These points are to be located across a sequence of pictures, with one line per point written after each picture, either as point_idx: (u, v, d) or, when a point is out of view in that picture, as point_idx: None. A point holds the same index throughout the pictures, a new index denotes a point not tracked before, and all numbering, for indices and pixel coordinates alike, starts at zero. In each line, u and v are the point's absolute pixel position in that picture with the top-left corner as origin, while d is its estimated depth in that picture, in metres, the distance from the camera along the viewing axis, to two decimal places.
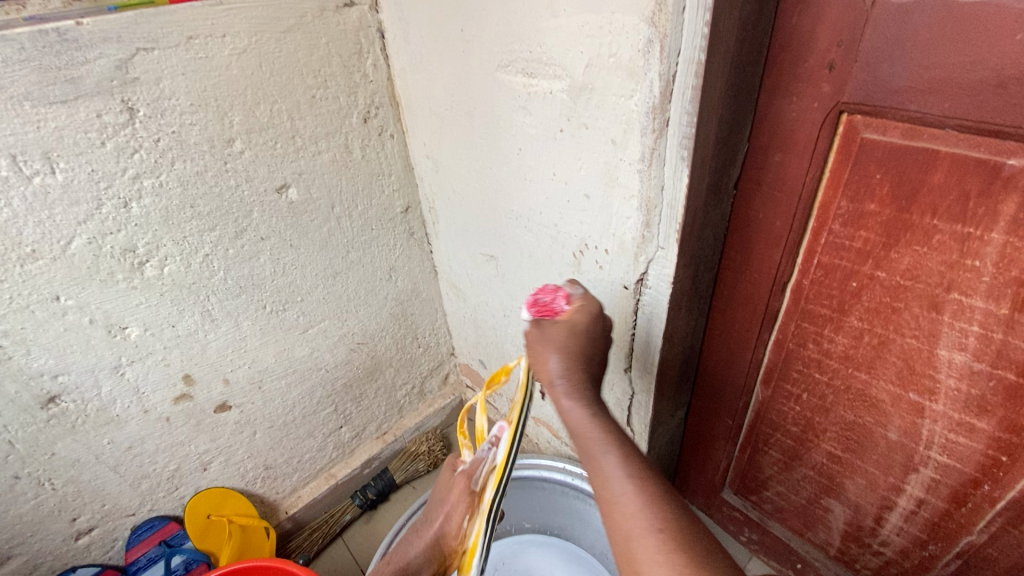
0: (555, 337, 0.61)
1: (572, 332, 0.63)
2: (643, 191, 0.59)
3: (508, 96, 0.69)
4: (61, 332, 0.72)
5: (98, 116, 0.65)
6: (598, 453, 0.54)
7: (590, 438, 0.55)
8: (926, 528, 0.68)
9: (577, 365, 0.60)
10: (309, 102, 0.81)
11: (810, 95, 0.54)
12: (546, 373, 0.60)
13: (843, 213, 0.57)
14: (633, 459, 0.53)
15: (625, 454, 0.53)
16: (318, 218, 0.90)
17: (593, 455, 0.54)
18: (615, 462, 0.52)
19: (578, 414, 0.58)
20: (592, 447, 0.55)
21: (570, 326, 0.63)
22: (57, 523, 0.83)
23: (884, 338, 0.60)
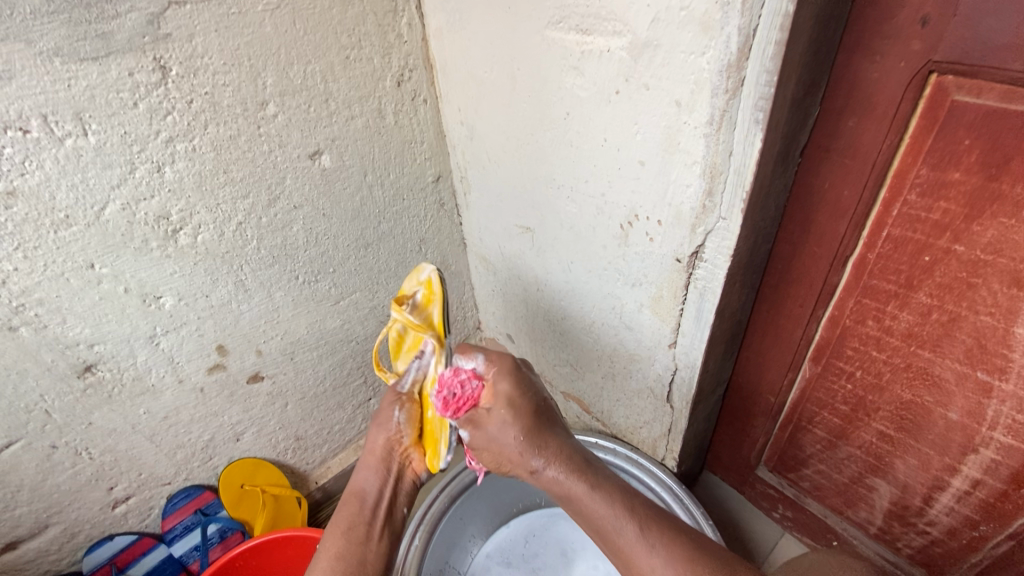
0: (497, 431, 0.62)
1: (506, 408, 0.63)
2: (708, 157, 0.56)
3: (558, 55, 0.65)
4: (96, 300, 0.70)
5: (130, 74, 0.62)
6: (594, 517, 0.58)
7: (588, 507, 0.58)
8: (979, 509, 0.67)
9: (529, 446, 0.61)
10: (343, 64, 0.78)
11: (897, 53, 0.50)
12: (507, 460, 0.63)
13: (921, 182, 0.54)
14: (627, 508, 0.57)
15: (620, 508, 0.57)
16: (351, 186, 0.87)
17: (595, 523, 0.58)
18: (615, 521, 0.56)
19: (559, 483, 0.60)
20: (589, 511, 0.58)
21: (506, 403, 0.63)
22: (94, 492, 0.83)
23: (955, 315, 0.57)
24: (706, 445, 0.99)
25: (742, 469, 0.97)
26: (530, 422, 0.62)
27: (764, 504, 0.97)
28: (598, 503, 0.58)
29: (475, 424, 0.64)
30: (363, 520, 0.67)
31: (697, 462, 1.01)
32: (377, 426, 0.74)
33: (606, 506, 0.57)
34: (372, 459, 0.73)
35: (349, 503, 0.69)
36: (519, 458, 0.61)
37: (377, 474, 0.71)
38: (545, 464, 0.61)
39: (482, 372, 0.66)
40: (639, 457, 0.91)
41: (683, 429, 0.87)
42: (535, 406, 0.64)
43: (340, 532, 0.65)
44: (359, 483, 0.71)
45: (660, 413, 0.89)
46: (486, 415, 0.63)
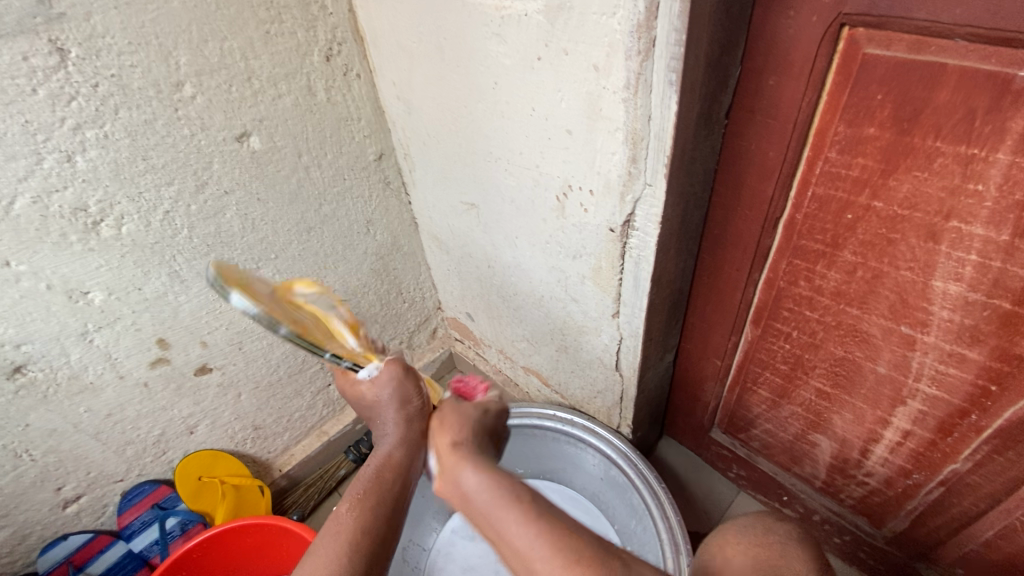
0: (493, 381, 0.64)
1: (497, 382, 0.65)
2: (629, 122, 0.55)
3: (479, 22, 0.63)
4: (16, 299, 0.68)
5: (24, 59, 0.58)
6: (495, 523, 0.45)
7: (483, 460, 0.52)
8: (911, 458, 0.69)
9: (468, 441, 0.52)
10: (263, 39, 0.74)
11: (808, 7, 0.49)
12: (441, 447, 0.52)
13: (840, 139, 0.53)
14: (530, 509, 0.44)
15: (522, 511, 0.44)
16: (285, 168, 0.84)
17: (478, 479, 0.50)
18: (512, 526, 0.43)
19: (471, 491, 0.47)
20: (488, 522, 0.45)
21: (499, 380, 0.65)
22: (41, 493, 0.81)
23: (878, 272, 0.58)
24: (662, 411, 1.01)
25: (697, 432, 0.99)
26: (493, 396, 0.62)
27: (719, 464, 0.99)
28: (502, 507, 0.45)
29: (440, 416, 0.56)
30: (390, 497, 0.55)
31: (654, 427, 1.03)
32: (400, 402, 0.58)
33: (505, 514, 0.44)
34: (408, 433, 0.58)
35: (378, 476, 0.55)
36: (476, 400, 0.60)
37: (412, 446, 0.58)
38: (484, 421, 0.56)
39: None
40: (595, 426, 0.92)
41: (635, 396, 0.88)
42: (486, 425, 0.57)
43: (365, 506, 0.53)
44: (396, 455, 0.56)
45: (612, 382, 0.89)
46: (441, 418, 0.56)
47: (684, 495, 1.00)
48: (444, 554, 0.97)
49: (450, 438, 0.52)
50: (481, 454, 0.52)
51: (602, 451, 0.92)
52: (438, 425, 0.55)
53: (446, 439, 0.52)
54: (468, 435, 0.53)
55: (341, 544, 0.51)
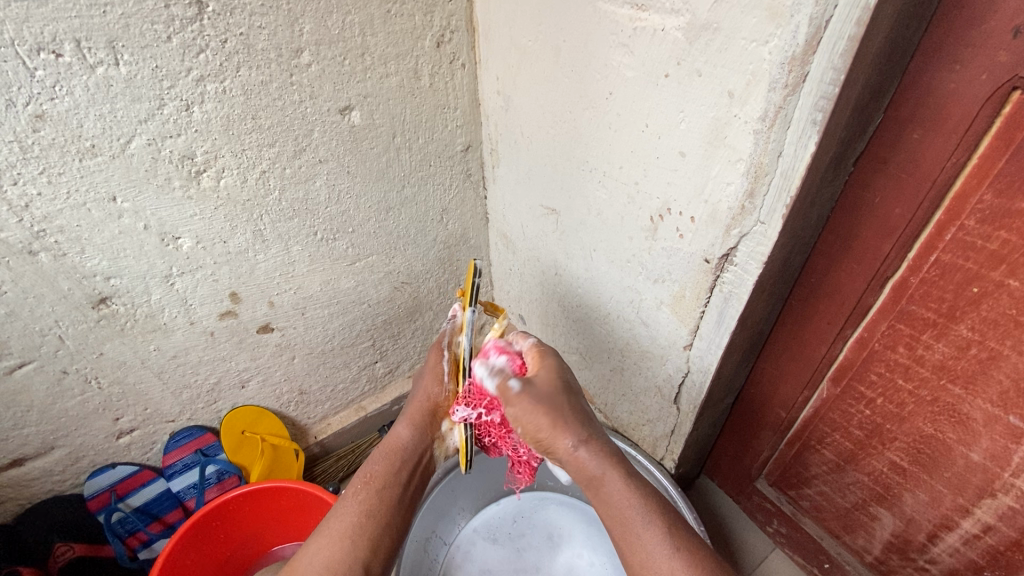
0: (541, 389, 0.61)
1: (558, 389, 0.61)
2: (756, 155, 0.53)
3: (607, 30, 0.61)
4: (115, 234, 0.70)
5: (165, 6, 0.60)
6: (642, 514, 0.56)
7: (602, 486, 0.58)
8: (986, 554, 0.64)
9: (578, 414, 0.60)
10: (383, 17, 0.75)
11: (980, 64, 0.45)
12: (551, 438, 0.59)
13: (983, 208, 0.50)
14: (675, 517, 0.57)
15: (666, 514, 0.57)
16: (378, 146, 0.85)
17: (605, 499, 0.58)
18: (644, 509, 0.56)
19: (602, 472, 0.58)
20: (636, 506, 0.56)
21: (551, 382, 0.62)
22: (100, 421, 0.84)
23: (996, 354, 0.54)
24: (707, 450, 0.98)
25: (741, 479, 0.95)
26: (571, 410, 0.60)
27: (758, 516, 0.95)
28: (643, 497, 0.57)
29: (529, 380, 0.62)
30: (395, 481, 0.69)
31: (696, 465, 0.99)
32: (432, 383, 0.76)
33: (652, 509, 0.57)
34: (416, 416, 0.75)
35: (386, 459, 0.71)
36: (563, 440, 0.58)
37: (416, 431, 0.74)
38: (590, 453, 0.58)
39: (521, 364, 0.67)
40: (637, 454, 0.90)
41: (687, 433, 0.85)
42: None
43: (373, 489, 0.67)
44: (400, 438, 0.74)
45: (665, 413, 0.87)
46: (545, 379, 0.62)
47: (717, 540, 0.96)
48: (463, 552, 0.97)
49: (540, 357, 0.66)
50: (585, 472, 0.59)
51: None
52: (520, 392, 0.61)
53: (559, 377, 0.62)
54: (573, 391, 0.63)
55: (349, 524, 0.63)
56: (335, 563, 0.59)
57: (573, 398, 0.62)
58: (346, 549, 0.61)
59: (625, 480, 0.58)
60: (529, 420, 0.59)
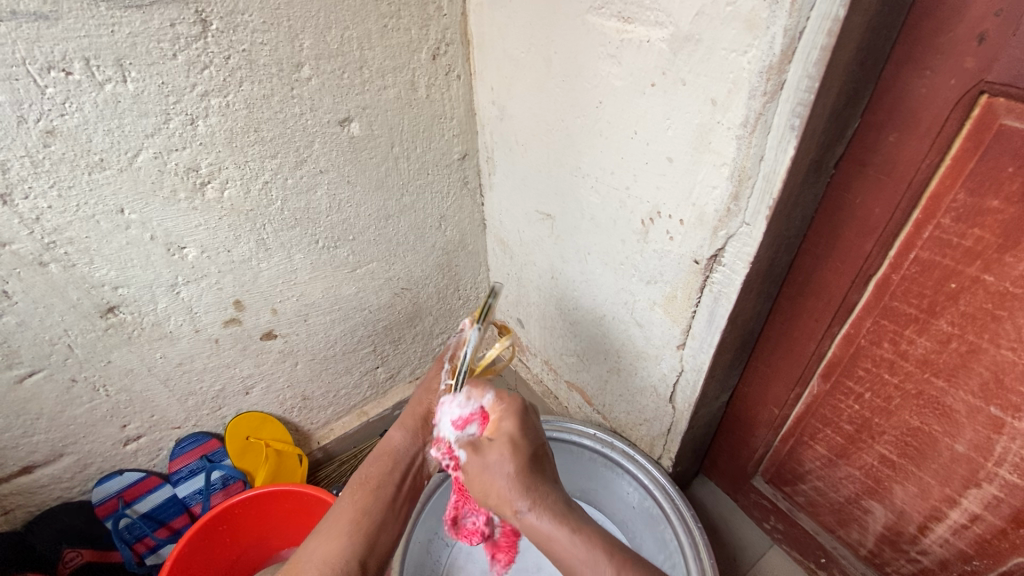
0: (493, 451, 0.62)
1: (512, 448, 0.62)
2: (739, 159, 0.55)
3: (595, 42, 0.64)
4: (122, 245, 0.72)
5: (171, 25, 0.63)
6: (591, 567, 0.56)
7: (557, 541, 0.58)
8: (974, 544, 0.66)
9: (530, 468, 0.62)
10: (380, 32, 0.77)
11: (948, 69, 0.48)
12: (504, 501, 0.60)
13: (957, 206, 0.52)
14: (628, 562, 0.56)
15: (616, 564, 0.55)
16: (378, 156, 0.87)
17: (564, 557, 0.58)
18: (600, 558, 0.56)
19: (551, 534, 0.58)
20: (580, 559, 0.57)
21: (508, 439, 0.63)
22: (108, 428, 0.86)
23: (975, 346, 0.56)
24: (704, 449, 0.99)
25: (737, 477, 0.97)
26: (527, 464, 0.62)
27: (755, 513, 0.96)
28: (591, 551, 0.57)
29: (478, 450, 0.64)
30: (390, 482, 0.72)
31: (693, 464, 1.01)
32: (427, 390, 0.80)
33: (600, 557, 0.56)
34: (410, 420, 0.77)
35: (381, 460, 0.73)
36: (512, 499, 0.59)
37: (410, 435, 0.76)
38: (538, 513, 0.59)
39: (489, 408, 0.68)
40: (634, 453, 0.92)
41: (683, 431, 0.87)
42: (540, 443, 0.66)
43: (367, 490, 0.70)
44: (394, 442, 0.75)
45: (661, 412, 0.89)
46: (490, 445, 0.63)
47: (715, 538, 0.98)
48: (465, 553, 0.98)
49: (506, 408, 0.67)
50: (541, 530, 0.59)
51: (639, 480, 0.91)
52: (481, 449, 0.64)
53: (505, 443, 0.62)
54: (530, 441, 0.65)
55: (347, 520, 0.66)
56: (333, 560, 0.61)
57: (532, 452, 0.63)
58: (346, 547, 0.63)
59: (569, 538, 0.58)
60: (491, 478, 0.61)
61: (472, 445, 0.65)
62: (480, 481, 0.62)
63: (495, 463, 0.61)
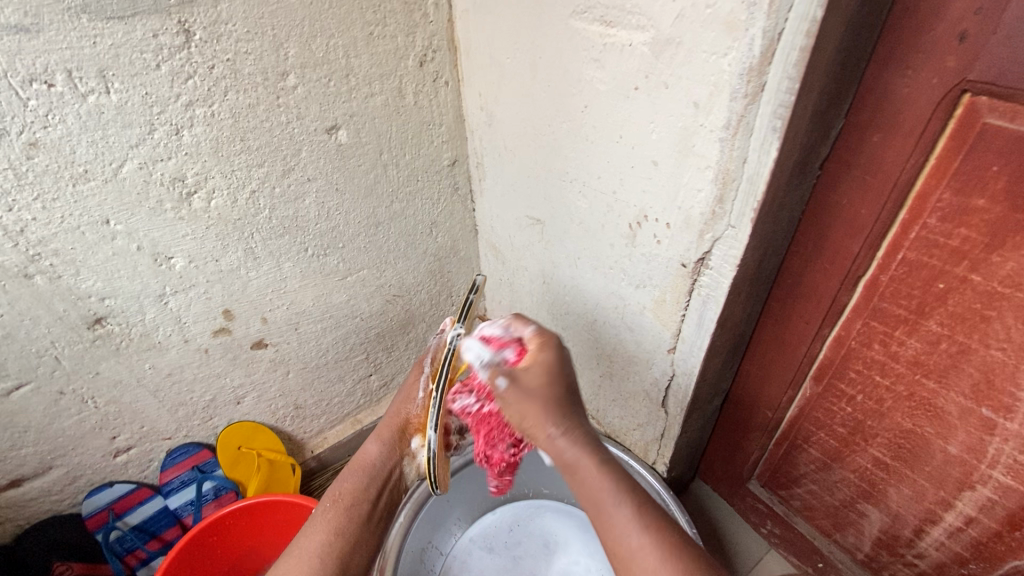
0: (524, 386, 0.57)
1: (548, 376, 0.58)
2: (722, 162, 0.55)
3: (579, 46, 0.64)
4: (109, 256, 0.72)
5: (154, 36, 0.63)
6: (609, 502, 0.54)
7: (580, 469, 0.55)
8: (970, 547, 0.65)
9: (567, 398, 0.57)
10: (366, 40, 0.78)
11: (929, 69, 0.47)
12: (534, 422, 0.56)
13: (943, 206, 0.52)
14: (645, 505, 0.55)
15: (637, 505, 0.54)
16: (366, 163, 0.87)
17: (583, 485, 0.55)
18: (619, 496, 0.54)
19: (574, 461, 0.55)
20: (599, 491, 0.54)
21: (547, 367, 0.58)
22: (97, 440, 0.86)
23: (965, 347, 0.55)
24: (699, 453, 0.99)
25: (733, 481, 0.96)
26: (562, 393, 0.57)
27: (752, 518, 0.95)
28: (613, 486, 0.54)
29: (511, 370, 0.58)
30: (365, 498, 0.73)
31: (689, 468, 1.00)
32: (404, 401, 0.80)
33: (623, 496, 0.54)
34: (385, 433, 0.78)
35: (355, 474, 0.74)
36: (545, 425, 0.56)
37: (385, 448, 0.77)
38: (568, 440, 0.55)
39: (527, 340, 0.62)
40: (628, 459, 0.91)
41: (676, 436, 0.86)
42: (575, 377, 0.62)
43: (342, 507, 0.71)
44: (369, 454, 0.76)
45: (654, 417, 0.88)
46: (527, 372, 0.58)
47: (711, 543, 0.97)
48: (459, 562, 0.97)
49: (545, 343, 0.61)
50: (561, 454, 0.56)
51: None
52: (522, 371, 0.58)
53: (543, 369, 0.57)
54: (570, 374, 0.59)
55: (321, 539, 0.67)
56: None
57: (570, 383, 0.59)
58: (319, 566, 0.64)
59: (597, 475, 0.55)
60: (527, 401, 0.56)
61: (503, 371, 0.58)
62: (513, 401, 0.57)
63: (536, 389, 0.56)
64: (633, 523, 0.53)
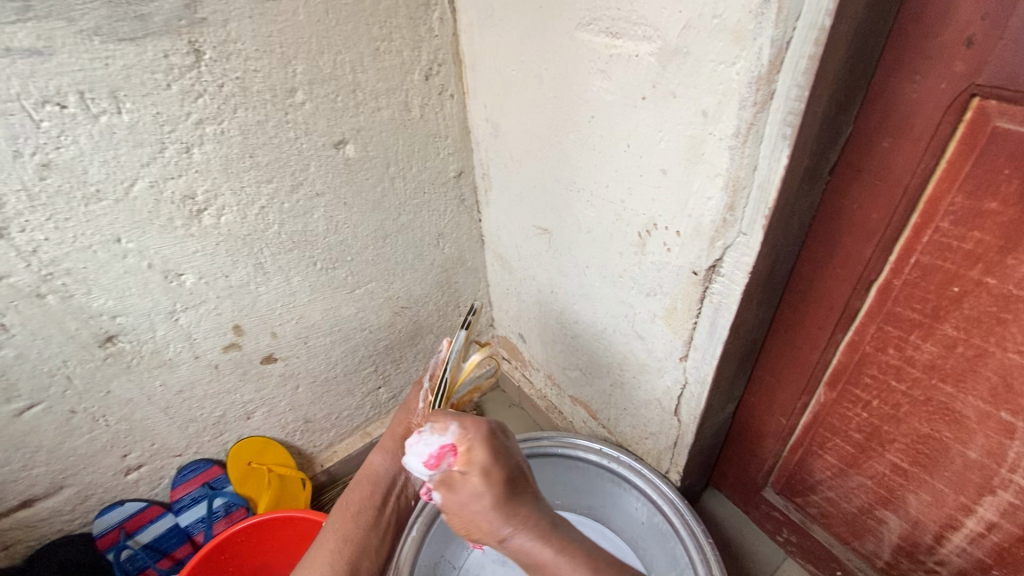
0: (473, 487, 0.56)
1: (490, 479, 0.56)
2: (732, 170, 0.55)
3: (585, 57, 0.64)
4: (120, 274, 0.72)
5: (165, 56, 0.63)
6: None
7: (544, 567, 0.57)
8: (993, 553, 0.64)
9: (513, 498, 0.57)
10: (372, 55, 0.78)
11: (938, 74, 0.48)
12: (484, 526, 0.57)
13: (955, 210, 0.52)
14: (609, 574, 0.56)
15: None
16: (374, 176, 0.88)
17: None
18: (584, 573, 0.56)
19: (534, 551, 0.57)
20: (559, 574, 0.56)
21: (483, 472, 0.56)
22: (108, 458, 0.85)
23: (982, 351, 0.55)
24: (712, 461, 0.98)
25: (747, 488, 0.95)
26: (502, 490, 0.56)
27: (767, 526, 0.94)
28: (576, 564, 0.56)
29: (449, 485, 0.57)
30: None
31: (702, 477, 0.99)
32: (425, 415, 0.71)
33: (582, 574, 0.56)
34: None
35: None
36: (496, 527, 0.56)
37: None
38: (522, 534, 0.57)
39: (456, 440, 0.58)
40: (641, 467, 0.90)
41: (689, 444, 0.86)
42: (517, 456, 0.61)
43: None
44: None
45: (666, 425, 0.87)
46: (463, 484, 0.56)
47: (727, 553, 0.95)
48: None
49: (475, 435, 0.58)
50: (521, 550, 0.57)
51: (646, 496, 0.89)
52: (460, 459, 0.57)
53: (479, 475, 0.56)
54: (508, 464, 0.58)
55: None
56: None
57: (512, 472, 0.58)
58: None
59: (562, 563, 0.56)
60: (474, 506, 0.56)
61: (441, 478, 0.58)
62: (456, 511, 0.58)
63: (472, 494, 0.56)
64: None
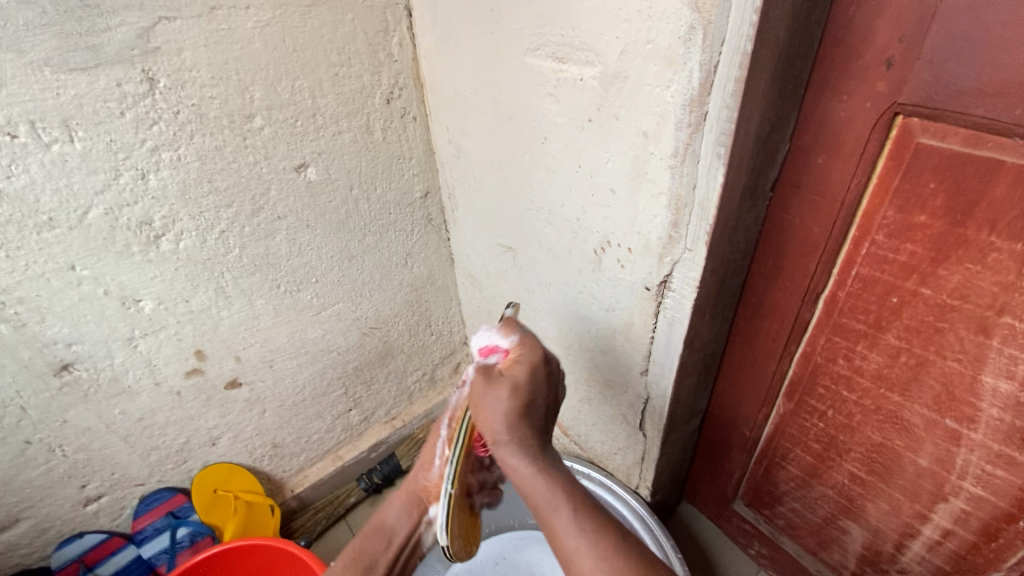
0: (507, 380, 0.57)
1: (527, 380, 0.58)
2: (674, 188, 0.56)
3: (535, 81, 0.66)
4: (75, 301, 0.72)
5: (118, 85, 0.64)
6: (553, 505, 0.49)
7: (536, 488, 0.50)
8: (950, 560, 0.65)
9: (530, 406, 0.56)
10: (331, 80, 0.79)
11: (862, 94, 0.49)
12: (490, 413, 0.54)
13: (888, 223, 0.53)
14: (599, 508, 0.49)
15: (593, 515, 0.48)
16: (337, 198, 0.88)
17: (540, 503, 0.50)
18: (571, 503, 0.49)
19: (525, 466, 0.51)
20: (541, 500, 0.50)
21: (523, 372, 0.58)
22: (66, 489, 0.83)
23: (923, 359, 0.56)
24: (683, 475, 0.98)
25: (719, 502, 0.95)
26: (527, 398, 0.56)
27: (740, 539, 0.94)
28: (568, 492, 0.49)
29: (487, 372, 0.58)
30: (383, 561, 0.64)
31: (674, 491, 0.99)
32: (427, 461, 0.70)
33: (559, 500, 0.49)
34: (407, 495, 0.69)
35: (374, 536, 0.66)
36: (502, 429, 0.53)
37: (407, 513, 0.68)
38: (521, 445, 0.52)
39: (511, 352, 0.63)
40: (611, 484, 0.90)
41: (657, 459, 0.86)
42: (551, 398, 0.61)
43: (359, 569, 0.62)
44: (388, 517, 0.67)
45: (634, 440, 0.88)
46: (503, 375, 0.58)
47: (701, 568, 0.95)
48: None
49: (527, 355, 0.62)
50: (514, 462, 0.52)
51: (617, 512, 0.89)
52: (507, 365, 0.59)
53: (509, 383, 0.56)
54: (541, 390, 0.58)
55: None
56: None
57: (543, 397, 0.58)
58: None
59: (553, 483, 0.50)
60: (499, 393, 0.55)
61: (483, 367, 0.59)
62: (475, 399, 0.56)
63: (505, 382, 0.56)
64: (578, 531, 0.47)
